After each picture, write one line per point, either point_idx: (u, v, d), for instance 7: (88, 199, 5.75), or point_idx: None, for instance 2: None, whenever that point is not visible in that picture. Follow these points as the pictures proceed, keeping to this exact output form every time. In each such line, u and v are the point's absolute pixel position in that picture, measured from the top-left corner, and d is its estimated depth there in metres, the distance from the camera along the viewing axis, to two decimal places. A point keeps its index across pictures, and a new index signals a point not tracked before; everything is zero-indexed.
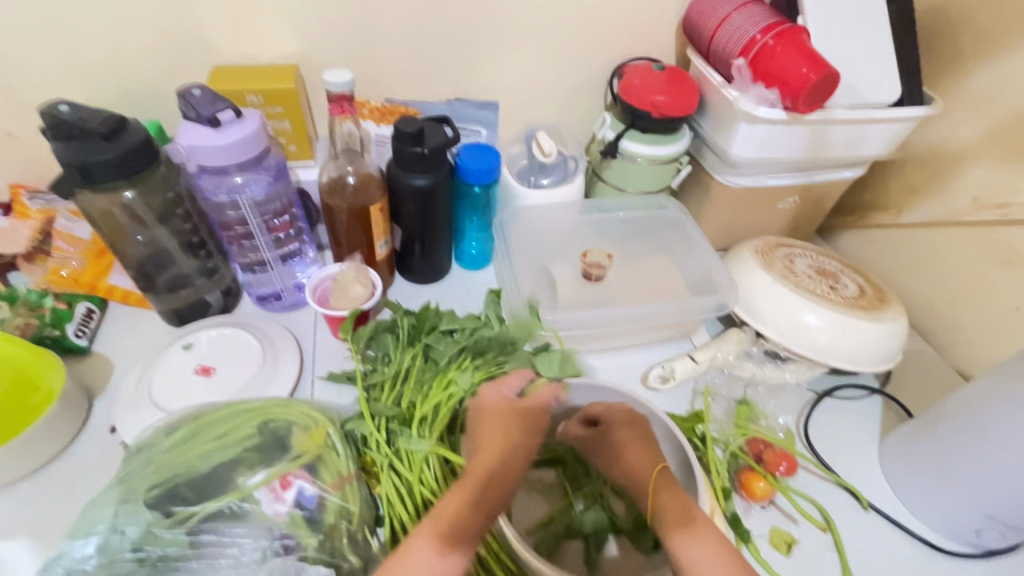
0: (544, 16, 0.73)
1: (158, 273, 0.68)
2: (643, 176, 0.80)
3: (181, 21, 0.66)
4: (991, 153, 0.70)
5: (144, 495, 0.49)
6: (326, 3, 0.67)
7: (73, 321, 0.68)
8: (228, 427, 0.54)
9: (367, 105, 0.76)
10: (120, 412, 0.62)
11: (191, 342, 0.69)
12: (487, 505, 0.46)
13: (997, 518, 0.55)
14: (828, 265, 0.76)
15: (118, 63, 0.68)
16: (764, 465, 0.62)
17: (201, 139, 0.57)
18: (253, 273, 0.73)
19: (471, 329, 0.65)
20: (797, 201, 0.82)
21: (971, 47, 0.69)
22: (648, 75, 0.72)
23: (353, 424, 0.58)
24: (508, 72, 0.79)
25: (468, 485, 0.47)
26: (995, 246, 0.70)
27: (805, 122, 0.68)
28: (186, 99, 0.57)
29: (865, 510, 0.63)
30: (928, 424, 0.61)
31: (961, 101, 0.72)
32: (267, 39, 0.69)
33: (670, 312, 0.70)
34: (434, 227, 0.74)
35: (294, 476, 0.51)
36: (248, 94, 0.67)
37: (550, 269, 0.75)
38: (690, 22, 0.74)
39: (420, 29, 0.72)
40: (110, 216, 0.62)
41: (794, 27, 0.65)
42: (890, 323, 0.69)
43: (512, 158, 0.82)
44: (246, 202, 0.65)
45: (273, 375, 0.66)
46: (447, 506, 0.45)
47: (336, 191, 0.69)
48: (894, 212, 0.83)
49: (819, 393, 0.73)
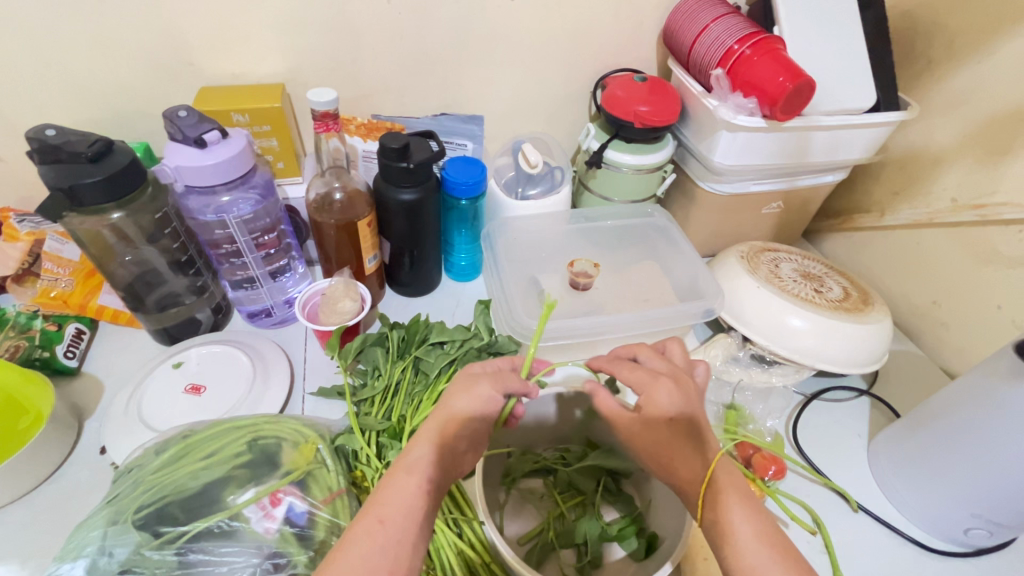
0: (525, 31, 0.75)
1: (148, 292, 0.68)
2: (627, 184, 0.80)
3: (168, 43, 0.67)
4: (966, 155, 0.71)
5: (132, 516, 0.48)
6: (310, 22, 0.68)
7: (63, 342, 0.68)
8: (218, 445, 0.54)
9: (353, 121, 0.77)
10: (110, 433, 0.62)
11: (182, 360, 0.70)
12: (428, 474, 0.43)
13: (984, 517, 0.56)
14: (812, 268, 0.77)
15: (105, 86, 0.69)
16: (753, 469, 0.62)
17: (188, 160, 0.58)
18: (244, 290, 0.73)
19: (460, 341, 0.67)
20: (780, 206, 0.84)
21: (944, 53, 0.71)
22: (629, 86, 0.73)
23: (344, 439, 0.58)
24: (492, 87, 0.80)
25: (418, 449, 0.44)
26: (974, 245, 0.71)
27: (783, 129, 0.69)
28: (172, 120, 0.58)
29: (854, 511, 0.63)
30: (915, 422, 0.62)
31: (936, 104, 0.74)
32: (254, 59, 0.70)
33: (658, 319, 0.71)
34: (422, 240, 0.75)
35: (284, 493, 0.51)
36: (235, 113, 0.68)
37: (538, 279, 0.76)
38: (669, 34, 0.75)
39: (404, 47, 0.73)
40: (99, 237, 0.62)
41: (770, 37, 0.67)
42: (875, 323, 0.70)
43: (499, 170, 0.83)
44: (234, 220, 0.66)
45: (264, 392, 0.66)
46: (394, 475, 0.43)
47: (324, 207, 0.70)
48: (876, 214, 0.84)
49: (807, 396, 0.74)
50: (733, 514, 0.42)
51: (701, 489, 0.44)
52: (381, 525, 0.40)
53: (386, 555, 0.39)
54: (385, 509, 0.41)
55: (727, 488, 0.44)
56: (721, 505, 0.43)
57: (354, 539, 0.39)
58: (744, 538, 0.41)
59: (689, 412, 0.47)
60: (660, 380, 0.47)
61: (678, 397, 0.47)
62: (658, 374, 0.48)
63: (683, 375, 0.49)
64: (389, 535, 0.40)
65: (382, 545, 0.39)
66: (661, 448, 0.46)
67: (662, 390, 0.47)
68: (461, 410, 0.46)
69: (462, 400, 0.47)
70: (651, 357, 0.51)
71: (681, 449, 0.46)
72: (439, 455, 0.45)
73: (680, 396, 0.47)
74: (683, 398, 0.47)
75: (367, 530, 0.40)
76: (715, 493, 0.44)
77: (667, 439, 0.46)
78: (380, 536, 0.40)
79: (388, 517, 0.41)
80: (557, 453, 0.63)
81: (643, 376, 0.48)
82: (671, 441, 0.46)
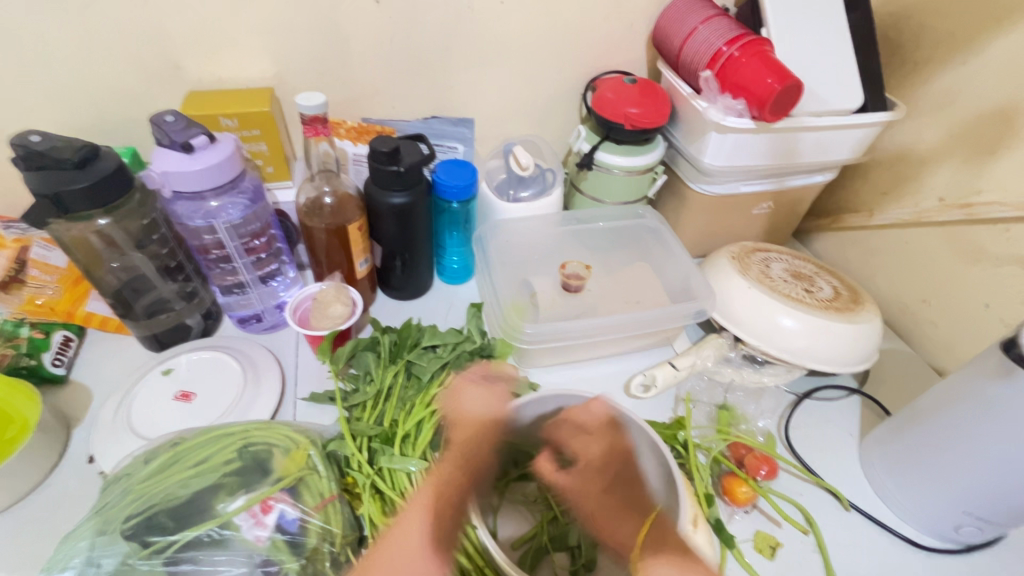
0: (515, 33, 0.75)
1: (136, 299, 0.68)
2: (618, 186, 0.81)
3: (156, 47, 0.66)
4: (951, 155, 0.72)
5: (121, 525, 0.48)
6: (298, 25, 0.68)
7: (50, 349, 0.68)
8: (209, 452, 0.53)
9: (343, 125, 0.77)
10: (99, 441, 0.61)
11: (171, 367, 0.69)
12: (450, 506, 0.52)
13: (974, 514, 0.57)
14: (803, 268, 0.78)
15: (93, 91, 0.68)
16: (745, 469, 0.62)
17: (175, 165, 0.57)
18: (234, 295, 0.73)
19: (453, 344, 0.67)
20: (770, 206, 0.84)
21: (929, 54, 0.72)
22: (619, 88, 0.74)
23: (335, 445, 0.58)
24: (483, 89, 0.80)
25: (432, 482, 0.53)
26: (962, 245, 0.72)
27: (772, 130, 0.70)
28: (159, 125, 0.57)
29: (846, 510, 0.63)
30: (905, 421, 0.62)
31: (922, 105, 0.74)
32: (243, 64, 0.70)
33: (651, 320, 0.71)
34: (413, 243, 0.75)
35: (275, 500, 0.51)
36: (223, 117, 0.67)
37: (530, 281, 0.76)
38: (659, 36, 0.76)
39: (394, 51, 0.73)
40: (85, 244, 0.61)
41: (758, 39, 0.67)
42: (865, 322, 0.70)
43: (490, 172, 0.83)
44: (223, 225, 0.65)
45: (255, 398, 0.66)
46: (414, 512, 0.52)
47: (314, 211, 0.69)
48: (866, 214, 0.84)
49: (798, 395, 0.74)
50: (654, 556, 0.49)
51: (639, 540, 0.50)
52: (420, 560, 0.49)
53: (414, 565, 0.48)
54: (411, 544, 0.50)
55: (655, 541, 0.50)
56: (653, 555, 0.49)
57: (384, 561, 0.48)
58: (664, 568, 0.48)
59: (608, 462, 0.56)
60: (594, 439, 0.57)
61: (598, 446, 0.56)
62: (586, 434, 0.57)
63: (615, 437, 0.57)
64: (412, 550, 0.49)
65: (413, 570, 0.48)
66: (594, 512, 0.54)
67: (590, 448, 0.56)
68: (471, 424, 0.58)
69: (469, 418, 0.59)
70: (580, 414, 0.58)
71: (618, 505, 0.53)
72: (450, 493, 0.53)
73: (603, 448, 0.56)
74: (606, 447, 0.56)
75: (393, 549, 0.49)
76: (653, 544, 0.50)
77: (602, 504, 0.54)
78: (422, 563, 0.49)
79: (415, 556, 0.49)
80: None
81: (579, 439, 0.57)
82: (604, 505, 0.54)
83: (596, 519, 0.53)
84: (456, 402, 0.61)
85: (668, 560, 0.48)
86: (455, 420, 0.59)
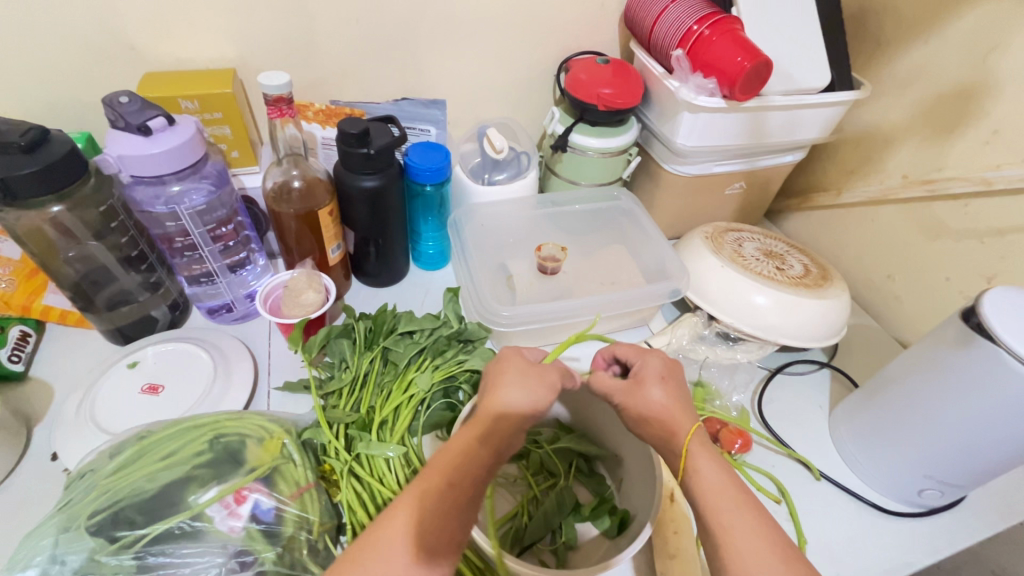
0: (486, 12, 0.73)
1: (97, 291, 0.65)
2: (593, 169, 0.80)
3: (107, 26, 0.63)
4: (914, 133, 0.73)
5: (85, 522, 0.46)
6: (259, 5, 0.66)
7: (7, 345, 0.65)
8: (178, 445, 0.52)
9: (311, 108, 0.75)
10: (62, 438, 0.59)
11: (138, 360, 0.67)
12: (497, 446, 0.44)
13: (935, 477, 0.59)
14: (775, 247, 0.79)
15: (41, 74, 0.65)
16: (720, 444, 0.64)
17: (132, 148, 0.55)
18: (202, 285, 0.71)
19: (430, 329, 0.67)
20: (743, 186, 0.85)
21: (893, 35, 0.73)
22: (592, 69, 0.73)
23: (312, 433, 0.57)
24: (454, 71, 0.78)
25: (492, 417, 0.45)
26: (925, 221, 0.74)
27: (742, 109, 0.70)
28: (113, 106, 0.55)
29: (817, 480, 0.65)
30: (872, 391, 0.64)
31: (886, 85, 0.76)
32: (203, 43, 0.67)
33: (625, 300, 0.71)
34: (386, 229, 0.73)
35: (249, 490, 0.50)
36: (182, 99, 0.65)
37: (507, 265, 0.75)
38: (631, 16, 0.75)
39: (361, 29, 0.71)
40: (40, 234, 0.58)
41: (727, 17, 0.67)
42: (833, 298, 0.71)
43: (465, 155, 0.81)
44: (186, 211, 0.63)
45: (227, 388, 0.64)
46: (461, 439, 0.44)
47: (282, 197, 0.68)
48: (834, 192, 0.86)
49: (771, 369, 0.76)
50: (713, 476, 0.43)
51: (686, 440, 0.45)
52: (448, 488, 0.42)
53: (450, 518, 0.41)
54: (441, 476, 0.43)
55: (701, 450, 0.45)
56: (700, 460, 0.44)
57: (410, 502, 0.41)
58: (714, 501, 0.42)
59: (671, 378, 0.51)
60: (648, 355, 0.53)
61: (662, 359, 0.52)
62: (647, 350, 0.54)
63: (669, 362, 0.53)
64: (454, 499, 0.42)
65: (444, 509, 0.41)
66: (656, 406, 0.48)
67: (649, 360, 0.52)
68: (527, 395, 0.46)
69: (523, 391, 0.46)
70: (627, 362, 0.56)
71: (676, 409, 0.48)
72: (502, 426, 0.44)
73: (664, 365, 0.51)
74: (668, 366, 0.52)
75: (427, 492, 0.42)
76: (698, 446, 0.45)
77: (664, 393, 0.49)
78: (450, 498, 0.41)
79: (456, 481, 0.42)
80: (531, 436, 0.64)
81: (632, 350, 0.54)
82: (666, 397, 0.49)
83: (655, 416, 0.48)
84: (504, 382, 0.47)
85: (714, 462, 0.44)
86: (493, 395, 0.46)
